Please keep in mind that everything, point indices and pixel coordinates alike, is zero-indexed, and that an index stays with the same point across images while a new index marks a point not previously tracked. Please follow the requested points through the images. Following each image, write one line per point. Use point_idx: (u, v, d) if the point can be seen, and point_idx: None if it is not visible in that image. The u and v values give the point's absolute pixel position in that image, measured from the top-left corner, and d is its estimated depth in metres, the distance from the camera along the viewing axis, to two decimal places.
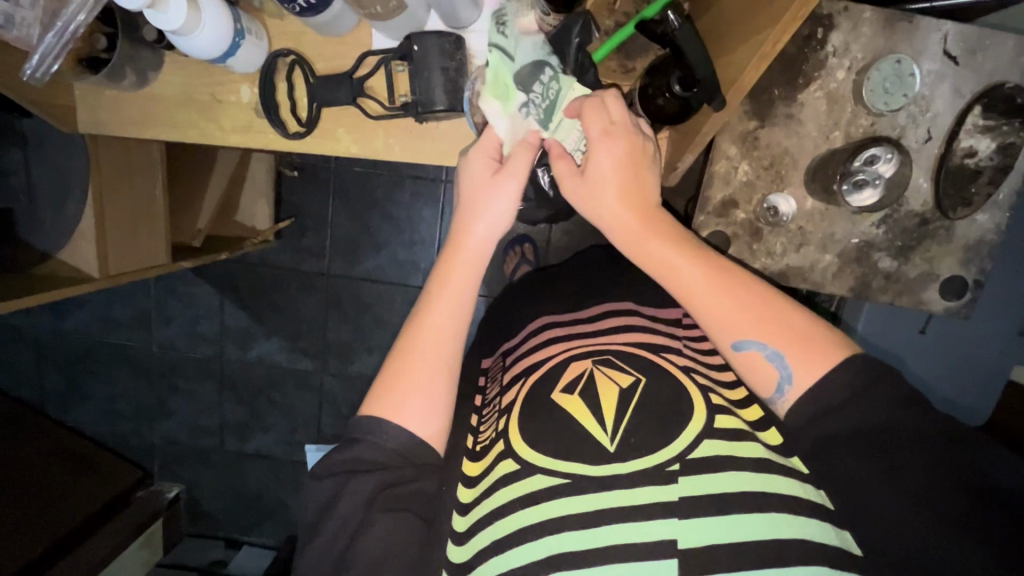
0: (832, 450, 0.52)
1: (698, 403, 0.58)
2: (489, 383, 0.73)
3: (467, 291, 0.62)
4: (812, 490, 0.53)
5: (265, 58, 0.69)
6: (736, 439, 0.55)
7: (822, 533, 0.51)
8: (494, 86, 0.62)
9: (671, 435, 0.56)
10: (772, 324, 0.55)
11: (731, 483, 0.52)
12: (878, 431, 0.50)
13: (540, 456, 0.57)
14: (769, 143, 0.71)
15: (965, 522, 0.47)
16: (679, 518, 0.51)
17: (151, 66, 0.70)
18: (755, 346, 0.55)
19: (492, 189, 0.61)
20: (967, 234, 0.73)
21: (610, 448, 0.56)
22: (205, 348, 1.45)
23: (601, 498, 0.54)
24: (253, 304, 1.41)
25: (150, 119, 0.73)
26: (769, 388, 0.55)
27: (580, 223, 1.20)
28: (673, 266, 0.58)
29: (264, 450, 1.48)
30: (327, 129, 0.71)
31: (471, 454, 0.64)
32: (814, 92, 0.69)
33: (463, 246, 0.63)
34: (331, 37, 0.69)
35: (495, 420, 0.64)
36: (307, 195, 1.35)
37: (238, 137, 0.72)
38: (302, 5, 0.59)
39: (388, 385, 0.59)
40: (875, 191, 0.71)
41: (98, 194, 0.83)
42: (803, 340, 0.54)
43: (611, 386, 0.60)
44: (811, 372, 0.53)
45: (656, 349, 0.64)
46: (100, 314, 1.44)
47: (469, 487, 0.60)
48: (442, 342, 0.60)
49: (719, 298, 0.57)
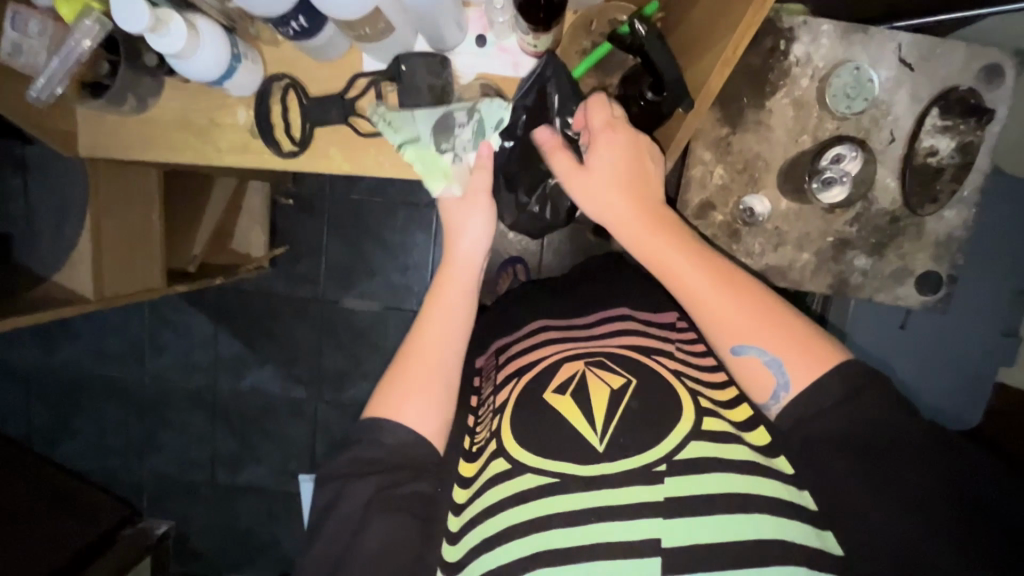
0: (822, 452, 0.53)
1: (688, 405, 0.58)
2: (483, 384, 0.72)
3: (459, 303, 0.66)
4: (796, 493, 0.54)
5: (259, 82, 0.72)
6: (725, 441, 0.56)
7: (802, 535, 0.52)
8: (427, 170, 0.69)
9: (661, 433, 0.57)
10: (771, 327, 0.56)
11: (719, 483, 0.53)
12: (872, 433, 0.52)
13: (531, 455, 0.58)
14: (742, 148, 0.74)
15: (955, 529, 0.48)
16: (665, 517, 0.53)
17: (151, 93, 0.73)
18: (754, 352, 0.56)
19: (468, 210, 0.68)
20: (937, 231, 0.75)
21: (599, 448, 0.57)
22: (197, 378, 1.44)
23: (590, 497, 0.55)
24: (246, 332, 1.42)
25: (147, 143, 0.75)
26: (765, 394, 0.56)
27: (570, 241, 1.23)
28: (670, 258, 0.59)
29: (256, 481, 1.45)
30: (318, 148, 0.74)
31: (466, 455, 0.63)
32: (781, 99, 0.73)
33: (453, 262, 0.68)
34: (323, 61, 0.72)
35: (488, 419, 0.64)
36: (302, 223, 1.38)
37: (233, 157, 0.75)
38: (296, 28, 0.62)
39: (383, 405, 0.61)
40: (843, 190, 0.73)
41: (95, 219, 0.85)
42: (806, 350, 0.55)
43: (603, 387, 0.61)
44: (807, 377, 0.54)
45: (647, 352, 0.65)
46: (95, 346, 1.44)
47: (464, 487, 0.61)
48: (433, 365, 0.63)
49: (715, 299, 0.57)
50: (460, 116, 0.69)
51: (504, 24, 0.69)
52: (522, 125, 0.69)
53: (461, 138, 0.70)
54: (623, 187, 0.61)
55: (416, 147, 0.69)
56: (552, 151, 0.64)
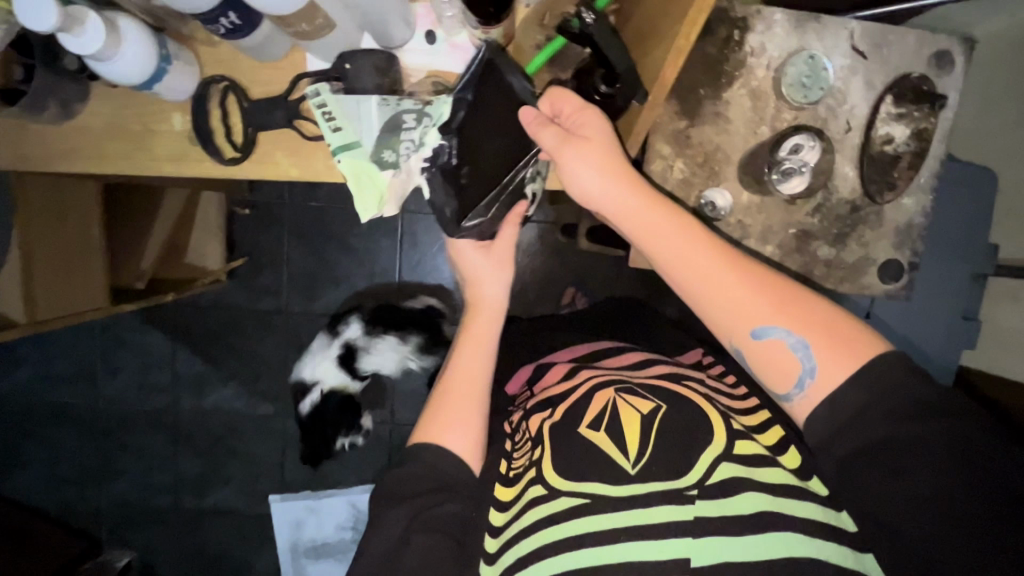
0: (854, 471, 0.50)
1: (720, 427, 0.58)
2: (517, 410, 0.74)
3: (489, 340, 0.74)
4: (833, 513, 0.54)
5: (194, 85, 0.68)
6: (763, 463, 0.56)
7: (839, 555, 0.52)
8: (365, 183, 0.66)
9: (689, 460, 0.56)
10: (789, 307, 0.54)
11: (751, 504, 0.54)
12: (891, 448, 0.49)
13: (566, 480, 0.58)
14: (701, 140, 0.73)
15: (987, 537, 0.45)
16: (693, 537, 0.53)
17: (77, 98, 0.68)
18: (777, 334, 0.54)
19: (495, 267, 0.76)
20: (896, 218, 0.75)
21: (632, 472, 0.57)
22: (156, 399, 1.37)
23: (620, 517, 0.55)
24: (207, 349, 1.35)
25: (76, 153, 0.70)
26: (790, 383, 0.53)
27: (540, 241, 1.25)
28: (674, 246, 0.57)
29: (224, 505, 1.38)
30: (264, 153, 0.69)
31: (504, 479, 0.65)
32: (738, 90, 0.72)
33: (482, 306, 0.76)
34: (264, 62, 0.68)
35: (527, 449, 0.65)
36: (261, 232, 1.32)
37: (172, 165, 0.70)
38: (227, 25, 0.58)
39: (426, 432, 0.67)
40: (802, 180, 0.72)
41: (24, 236, 0.79)
42: (831, 331, 0.53)
43: (632, 413, 0.60)
44: (834, 362, 0.52)
45: (679, 378, 0.65)
46: (41, 372, 1.36)
47: (501, 511, 0.62)
48: (470, 396, 0.69)
49: (730, 281, 0.56)
50: (408, 118, 0.65)
51: (453, 19, 0.67)
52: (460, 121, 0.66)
53: (412, 145, 0.66)
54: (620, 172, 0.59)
55: (359, 151, 0.65)
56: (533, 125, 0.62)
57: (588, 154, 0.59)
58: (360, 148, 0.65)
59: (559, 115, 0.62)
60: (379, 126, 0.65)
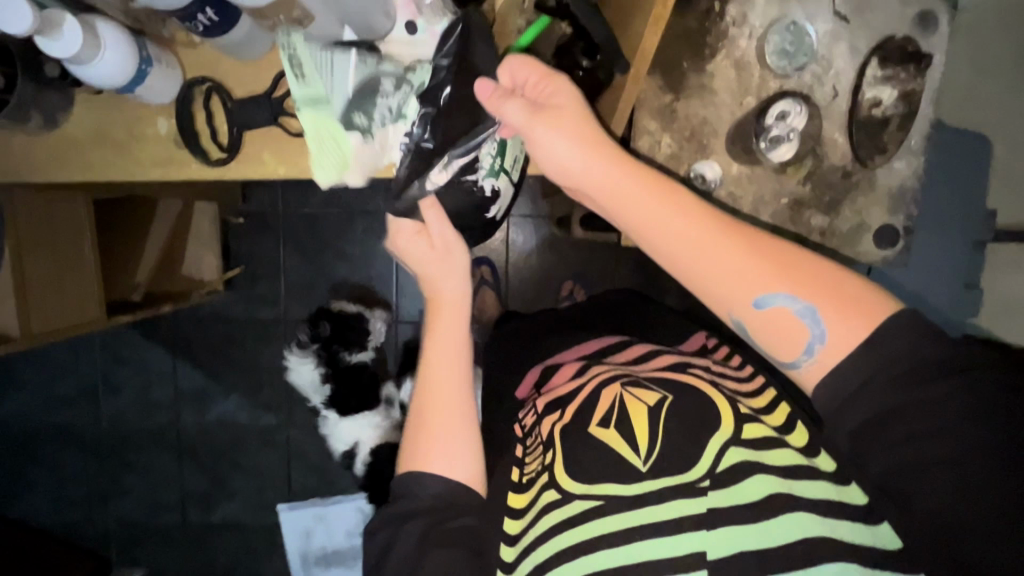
0: (865, 443, 0.48)
1: (727, 416, 0.58)
2: (526, 413, 0.73)
3: (458, 342, 0.69)
4: (846, 488, 0.54)
5: (178, 88, 0.68)
6: (771, 445, 0.56)
7: (854, 533, 0.51)
8: (329, 148, 0.63)
9: (699, 449, 0.56)
10: (792, 270, 0.50)
11: (760, 486, 0.53)
12: (904, 416, 0.47)
13: (579, 483, 0.58)
14: (687, 115, 0.73)
15: (1008, 498, 0.44)
16: (707, 529, 0.52)
17: (60, 108, 0.68)
18: (781, 301, 0.50)
19: (449, 260, 0.70)
20: (889, 182, 0.75)
21: (643, 469, 0.56)
22: (160, 415, 1.36)
23: (636, 516, 0.54)
24: (208, 361, 1.35)
25: (61, 163, 0.69)
26: (798, 350, 0.50)
27: (538, 236, 1.25)
28: (662, 220, 0.52)
29: (232, 518, 1.37)
30: (251, 153, 0.69)
31: (515, 486, 0.64)
32: (721, 61, 0.72)
33: (442, 300, 0.70)
34: (245, 61, 0.68)
35: (541, 451, 0.64)
36: (257, 241, 1.32)
37: (160, 170, 0.70)
38: (204, 21, 0.58)
39: (411, 459, 0.65)
40: (790, 146, 0.72)
41: (15, 251, 0.79)
42: (836, 294, 0.50)
43: (639, 406, 0.60)
44: (841, 325, 0.49)
45: (685, 367, 0.66)
46: (44, 392, 1.35)
47: (516, 519, 0.61)
48: (450, 412, 0.66)
49: (724, 249, 0.52)
50: (387, 86, 0.63)
51: (433, 7, 0.65)
52: (447, 97, 0.63)
53: (387, 120, 0.64)
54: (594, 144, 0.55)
55: (323, 109, 0.61)
56: (496, 99, 0.57)
57: (561, 125, 0.55)
58: (329, 108, 0.62)
59: (521, 86, 0.58)
60: (355, 91, 0.62)
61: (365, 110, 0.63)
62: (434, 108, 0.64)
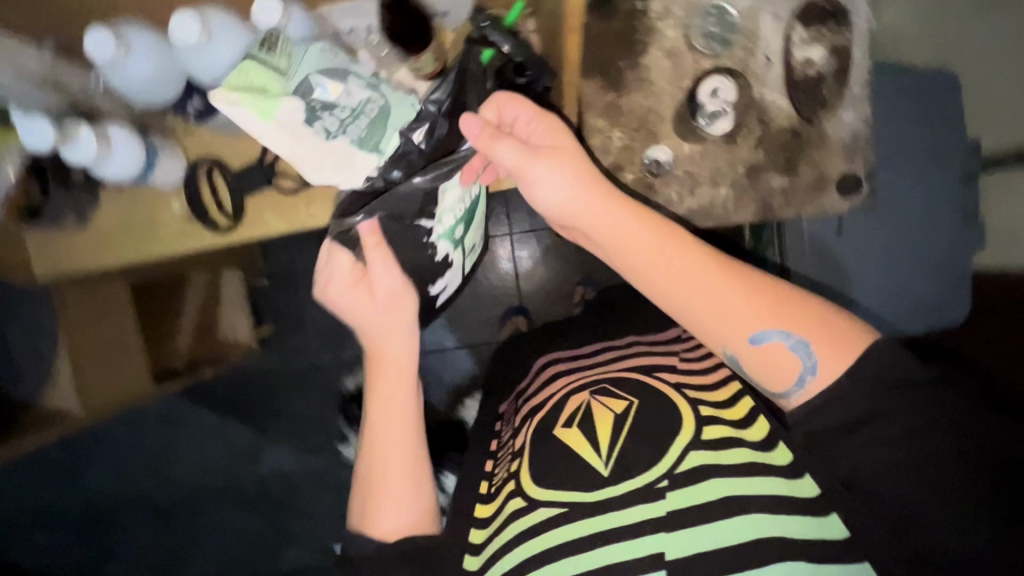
0: (836, 439, 0.56)
1: (689, 418, 0.67)
2: (504, 427, 0.82)
3: (406, 399, 0.73)
4: (799, 482, 0.61)
5: (183, 171, 0.76)
6: (723, 446, 0.64)
7: (798, 527, 0.59)
8: (262, 108, 0.63)
9: (661, 453, 0.66)
10: (784, 311, 0.58)
11: (714, 489, 0.62)
12: (873, 418, 0.55)
13: (543, 489, 0.67)
14: (632, 108, 0.77)
15: (959, 491, 0.51)
16: (666, 531, 0.61)
17: (88, 207, 0.78)
18: (776, 337, 0.58)
19: (389, 315, 0.70)
20: (840, 133, 0.77)
21: (603, 472, 0.67)
22: (219, 474, 1.45)
23: (602, 521, 0.63)
24: (255, 417, 1.44)
25: (96, 253, 0.79)
26: (790, 380, 0.58)
27: (541, 248, 1.30)
28: (660, 257, 0.60)
29: (297, 563, 1.44)
30: (253, 216, 0.77)
31: (483, 498, 0.74)
32: (654, 53, 0.76)
33: (386, 354, 0.72)
34: (235, 137, 0.76)
35: (509, 462, 0.74)
36: (282, 297, 1.41)
37: (179, 245, 0.78)
38: (195, 108, 0.70)
39: (361, 506, 0.71)
40: (728, 119, 0.76)
41: (69, 338, 0.90)
42: (825, 331, 0.57)
43: (606, 412, 0.70)
44: (827, 358, 0.56)
45: (649, 370, 0.73)
46: (115, 468, 1.46)
47: (482, 528, 0.71)
48: (399, 470, 0.71)
49: (721, 284, 0.59)
50: (355, 93, 0.65)
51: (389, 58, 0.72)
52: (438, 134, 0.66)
53: (348, 124, 0.65)
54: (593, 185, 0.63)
55: (282, 84, 0.64)
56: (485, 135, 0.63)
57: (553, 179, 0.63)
58: (281, 78, 0.63)
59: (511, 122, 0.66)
60: (327, 86, 0.64)
61: (322, 99, 0.64)
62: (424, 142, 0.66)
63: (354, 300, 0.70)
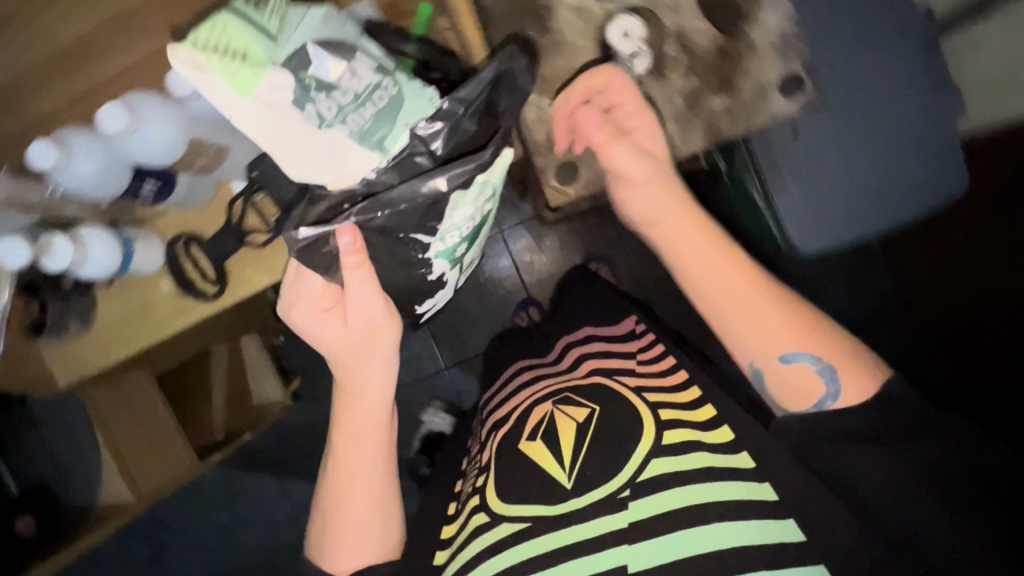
0: (842, 445, 0.67)
1: (649, 422, 0.72)
2: (471, 445, 0.88)
3: (379, 436, 0.79)
4: (757, 487, 0.67)
5: (162, 252, 0.80)
6: (682, 451, 0.70)
7: (756, 533, 0.65)
8: (236, 79, 0.55)
9: (623, 460, 0.71)
10: (816, 341, 0.72)
11: (678, 499, 0.67)
12: (874, 426, 0.67)
13: (505, 505, 0.72)
14: (556, 73, 0.80)
15: (937, 494, 0.63)
16: (630, 544, 0.66)
17: (87, 308, 0.82)
18: (806, 360, 0.71)
19: (361, 354, 0.73)
20: (768, 38, 0.79)
21: (569, 484, 0.72)
22: (287, 532, 1.49)
23: (568, 532, 0.69)
24: (306, 470, 1.47)
25: (105, 349, 0.83)
26: (818, 395, 0.70)
27: (533, 236, 1.31)
28: (721, 269, 0.74)
29: None
30: (236, 276, 0.81)
31: (448, 519, 0.80)
32: (561, 14, 0.79)
33: (361, 390, 0.76)
34: (198, 208, 0.80)
35: (474, 478, 0.79)
36: (304, 350, 1.45)
37: (177, 322, 0.82)
38: (149, 190, 0.71)
39: (327, 532, 0.78)
40: (645, 56, 0.78)
41: (107, 435, 0.95)
42: (849, 361, 0.70)
43: (570, 421, 0.75)
44: (848, 383, 0.69)
45: (611, 373, 0.78)
46: (188, 550, 1.51)
47: (443, 549, 0.78)
48: (373, 502, 0.78)
49: (765, 307, 0.73)
50: (364, 76, 0.60)
51: None
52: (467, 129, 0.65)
53: (347, 112, 0.60)
54: (672, 198, 0.76)
55: (268, 49, 0.56)
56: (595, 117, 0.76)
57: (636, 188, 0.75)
58: (273, 47, 0.57)
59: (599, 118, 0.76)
60: (327, 64, 0.59)
61: (326, 80, 0.59)
62: (446, 123, 0.64)
63: (326, 328, 0.70)
